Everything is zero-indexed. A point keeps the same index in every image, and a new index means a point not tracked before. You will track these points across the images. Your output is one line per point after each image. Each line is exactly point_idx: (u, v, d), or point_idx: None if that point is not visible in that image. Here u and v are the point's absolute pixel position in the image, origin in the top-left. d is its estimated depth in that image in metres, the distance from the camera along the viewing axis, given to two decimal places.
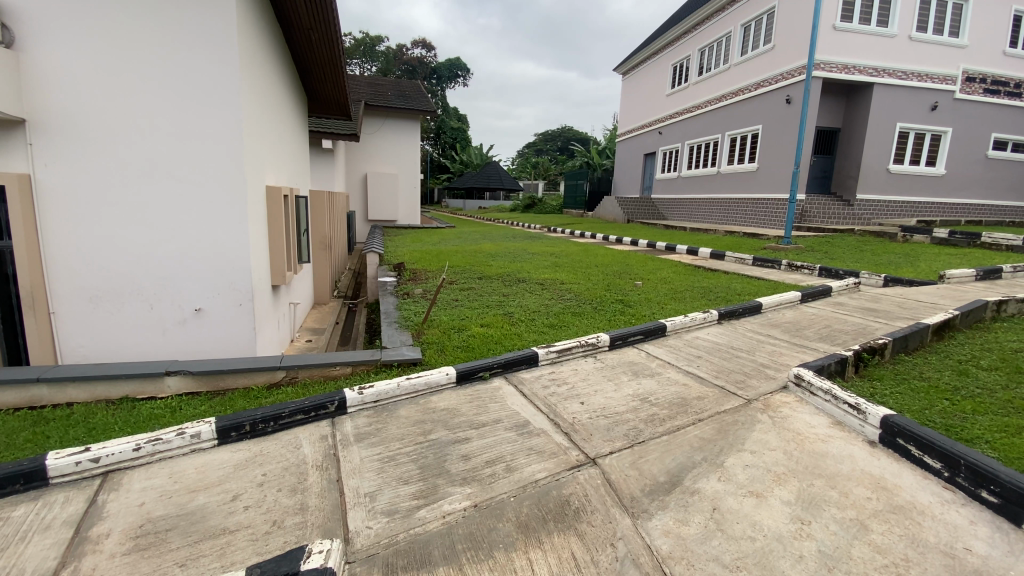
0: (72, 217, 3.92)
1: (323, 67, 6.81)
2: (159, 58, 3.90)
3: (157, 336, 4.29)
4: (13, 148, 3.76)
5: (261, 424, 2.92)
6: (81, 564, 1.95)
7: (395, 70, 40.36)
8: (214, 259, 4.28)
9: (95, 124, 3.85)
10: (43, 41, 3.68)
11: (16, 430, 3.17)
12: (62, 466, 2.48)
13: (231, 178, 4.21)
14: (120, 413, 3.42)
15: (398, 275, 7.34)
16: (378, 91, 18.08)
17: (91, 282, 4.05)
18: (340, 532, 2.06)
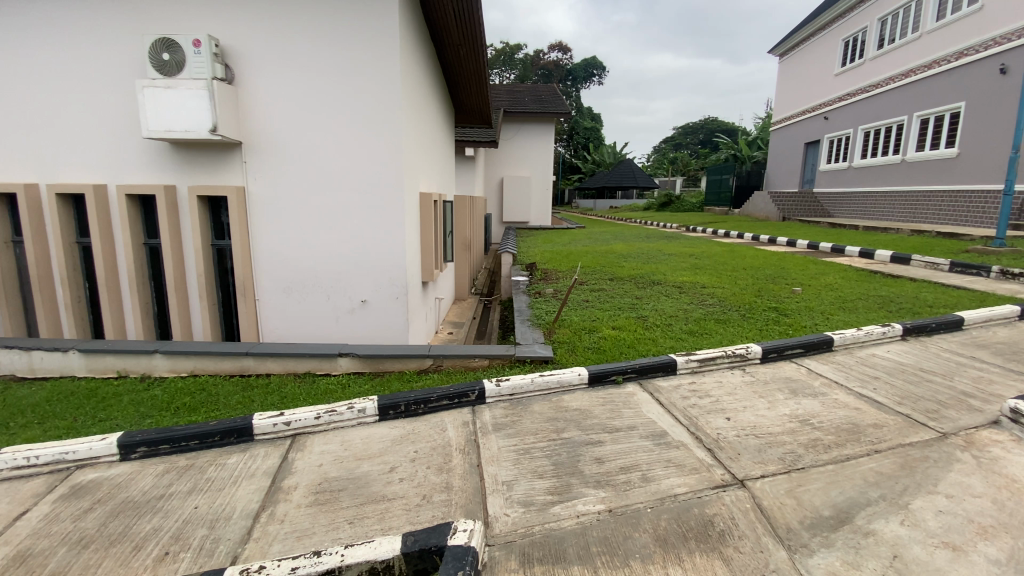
0: (272, 220, 4.74)
1: (469, 79, 7.28)
2: (339, 84, 4.54)
3: (332, 323, 4.99)
4: (233, 165, 4.66)
5: (413, 405, 3.24)
6: (276, 510, 2.36)
7: (532, 76, 41.56)
8: (378, 257, 4.85)
9: (291, 144, 4.62)
10: (256, 79, 4.53)
11: (232, 392, 3.95)
12: (264, 426, 3.03)
13: (391, 187, 4.73)
14: (304, 386, 4.06)
15: (530, 275, 7.55)
16: (516, 97, 18.78)
17: (285, 275, 4.87)
18: (481, 515, 2.18)
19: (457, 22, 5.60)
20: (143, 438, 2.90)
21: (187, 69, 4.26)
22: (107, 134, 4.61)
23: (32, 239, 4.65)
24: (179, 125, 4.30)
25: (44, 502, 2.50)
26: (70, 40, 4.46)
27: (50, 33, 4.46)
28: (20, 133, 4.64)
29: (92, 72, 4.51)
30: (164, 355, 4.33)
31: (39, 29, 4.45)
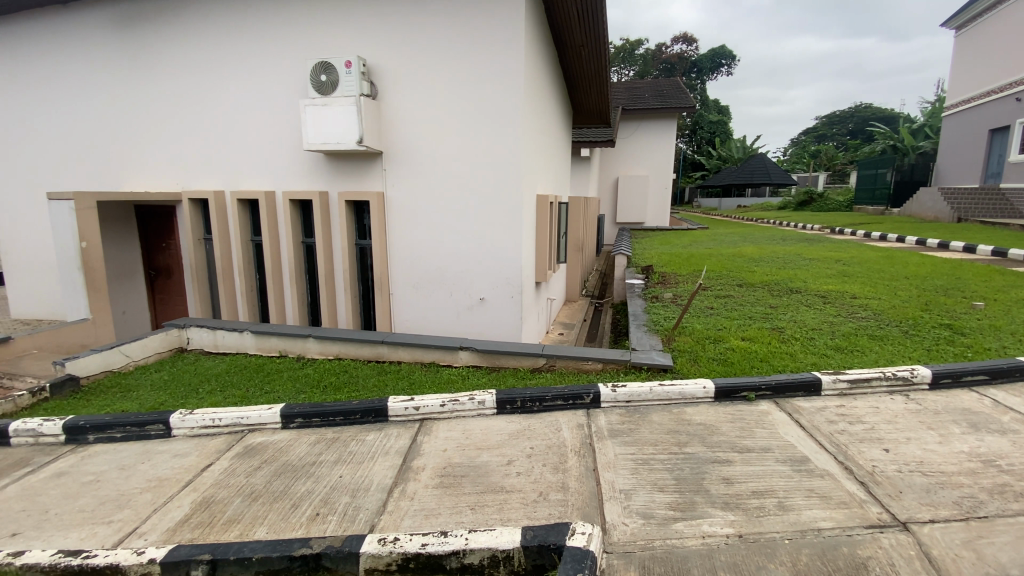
0: (406, 221, 5.18)
1: (589, 79, 7.25)
2: (467, 92, 4.82)
3: (454, 318, 5.30)
4: (375, 172, 5.18)
5: (529, 402, 3.33)
6: (407, 487, 2.58)
7: (653, 71, 40.00)
8: (497, 257, 5.05)
9: (424, 151, 5.01)
10: (396, 92, 4.99)
11: (368, 375, 4.40)
12: (396, 409, 3.33)
13: (512, 189, 4.89)
14: (429, 375, 4.38)
15: (646, 278, 7.30)
16: (636, 94, 18.24)
17: (415, 272, 5.29)
18: (598, 520, 2.17)
19: (579, 23, 5.61)
20: (300, 410, 3.35)
21: (340, 88, 4.81)
22: (277, 147, 5.38)
23: (220, 237, 5.58)
24: (331, 137, 4.87)
25: (225, 458, 3.00)
26: (252, 69, 5.27)
27: (238, 65, 5.30)
28: (213, 148, 5.58)
29: (267, 95, 5.29)
30: (315, 339, 4.95)
31: (229, 62, 5.33)
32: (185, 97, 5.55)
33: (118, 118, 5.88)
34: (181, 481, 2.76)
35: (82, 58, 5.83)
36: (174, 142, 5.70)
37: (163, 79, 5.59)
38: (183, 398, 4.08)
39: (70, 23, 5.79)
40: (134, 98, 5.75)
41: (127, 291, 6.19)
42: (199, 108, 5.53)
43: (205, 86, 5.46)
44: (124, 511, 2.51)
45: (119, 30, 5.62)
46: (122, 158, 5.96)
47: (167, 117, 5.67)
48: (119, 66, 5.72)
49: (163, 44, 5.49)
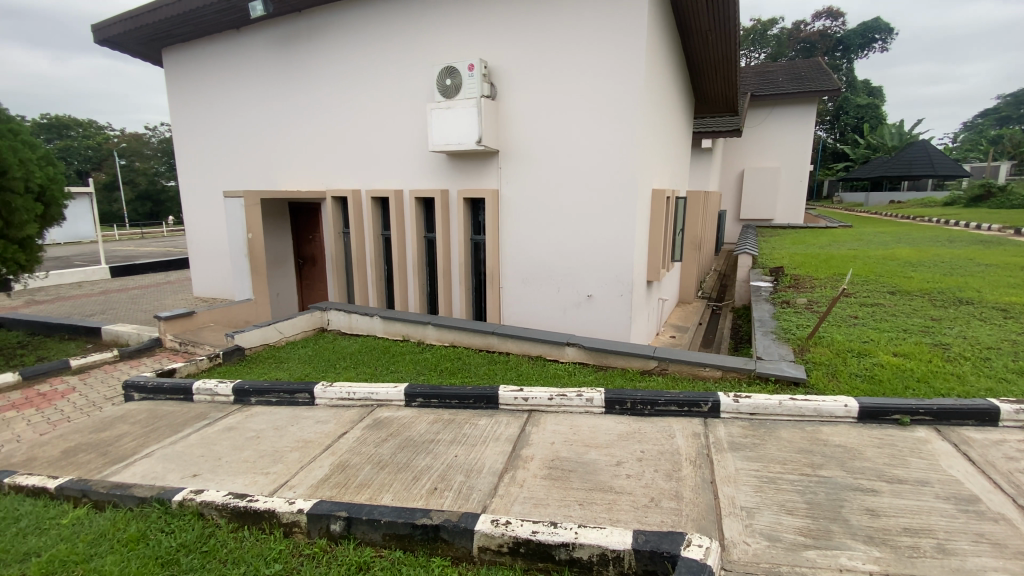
0: (519, 217, 5.33)
1: (716, 65, 6.78)
2: (583, 87, 4.80)
3: (561, 313, 5.33)
4: (491, 170, 5.40)
5: (641, 404, 3.24)
6: (517, 474, 2.66)
7: (788, 52, 36.20)
8: (607, 253, 4.96)
9: (538, 148, 5.10)
10: (513, 91, 5.14)
11: (479, 364, 4.61)
12: (507, 398, 3.45)
13: (625, 184, 4.77)
14: (537, 368, 4.45)
15: (774, 281, 6.69)
16: (768, 79, 16.68)
17: (525, 267, 5.42)
18: (715, 534, 2.06)
19: (707, 6, 5.28)
20: (420, 390, 3.61)
21: (463, 90, 5.07)
22: (406, 148, 5.83)
23: (356, 231, 6.19)
24: (453, 138, 5.15)
25: (357, 428, 3.34)
26: (387, 77, 5.77)
27: (375, 74, 5.84)
28: (352, 151, 6.21)
29: (399, 100, 5.75)
30: (434, 327, 5.30)
31: (368, 71, 5.88)
32: (331, 105, 6.25)
33: (278, 126, 6.79)
34: (322, 445, 3.13)
35: (253, 75, 6.84)
36: (321, 146, 6.45)
37: (315, 91, 6.35)
38: (323, 371, 4.63)
39: (245, 47, 6.82)
40: (292, 109, 6.60)
41: (281, 277, 7.16)
42: (342, 115, 6.19)
43: (348, 95, 6.09)
44: (278, 465, 2.91)
45: (282, 51, 6.49)
46: (281, 162, 6.88)
47: (316, 125, 6.43)
48: (281, 82, 6.61)
49: (316, 59, 6.23)
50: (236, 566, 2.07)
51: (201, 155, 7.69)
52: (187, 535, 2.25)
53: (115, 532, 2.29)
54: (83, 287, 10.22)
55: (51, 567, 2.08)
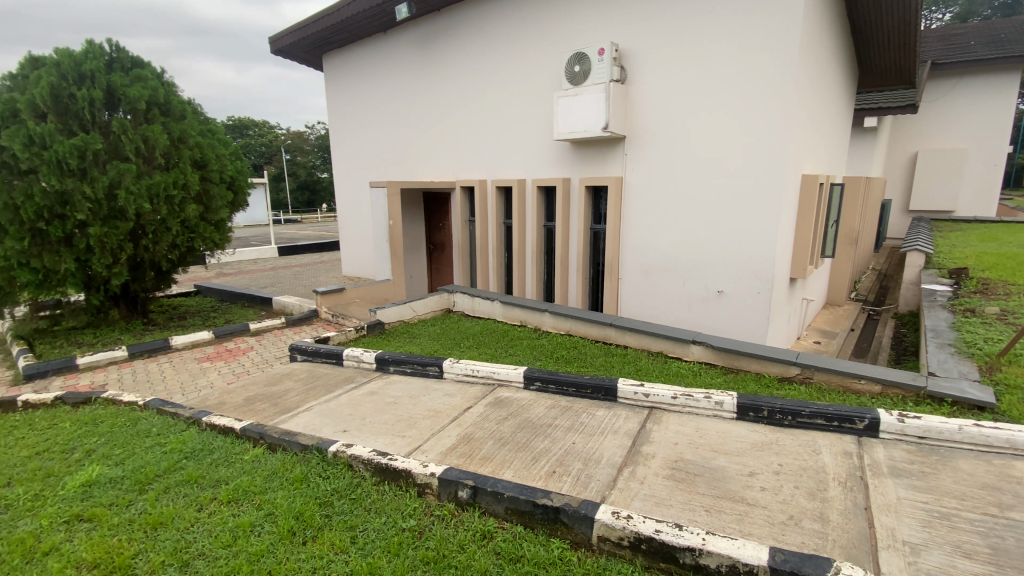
0: (646, 205, 5.13)
1: (891, 29, 5.82)
2: (724, 65, 4.45)
3: (686, 309, 5.05)
4: (617, 157, 5.26)
5: (779, 414, 2.95)
6: (637, 470, 2.60)
7: (987, 8, 29.79)
8: (742, 247, 4.58)
9: (669, 133, 4.86)
10: (644, 74, 4.94)
11: (597, 355, 4.57)
12: (627, 391, 3.37)
13: (768, 170, 4.34)
14: (658, 364, 4.28)
15: (955, 284, 5.62)
16: (956, 42, 13.93)
17: (648, 258, 5.22)
18: (869, 566, 1.82)
19: None
20: (539, 375, 3.68)
21: (591, 76, 5.00)
22: (533, 137, 5.92)
23: (481, 219, 6.44)
24: (580, 125, 5.09)
25: (481, 404, 3.52)
26: (518, 67, 5.90)
27: (507, 65, 6.01)
28: (482, 141, 6.48)
29: (528, 90, 5.85)
30: (551, 315, 5.36)
31: (499, 63, 6.09)
32: (465, 98, 6.57)
33: (417, 120, 7.33)
34: (449, 416, 3.35)
35: (397, 74, 7.46)
36: (453, 138, 6.83)
37: (450, 85, 6.73)
38: (448, 349, 4.95)
39: (391, 48, 7.45)
40: (430, 103, 7.08)
41: (414, 260, 7.76)
42: (475, 107, 6.48)
43: (481, 87, 6.36)
44: (412, 430, 3.18)
45: (423, 49, 6.98)
46: (417, 154, 7.44)
47: (451, 118, 6.82)
48: (421, 79, 7.12)
49: (453, 55, 6.60)
50: (378, 515, 2.32)
51: (352, 149, 8.61)
52: (339, 482, 2.57)
53: (284, 471, 2.70)
54: (259, 263, 12.12)
55: (239, 493, 2.52)
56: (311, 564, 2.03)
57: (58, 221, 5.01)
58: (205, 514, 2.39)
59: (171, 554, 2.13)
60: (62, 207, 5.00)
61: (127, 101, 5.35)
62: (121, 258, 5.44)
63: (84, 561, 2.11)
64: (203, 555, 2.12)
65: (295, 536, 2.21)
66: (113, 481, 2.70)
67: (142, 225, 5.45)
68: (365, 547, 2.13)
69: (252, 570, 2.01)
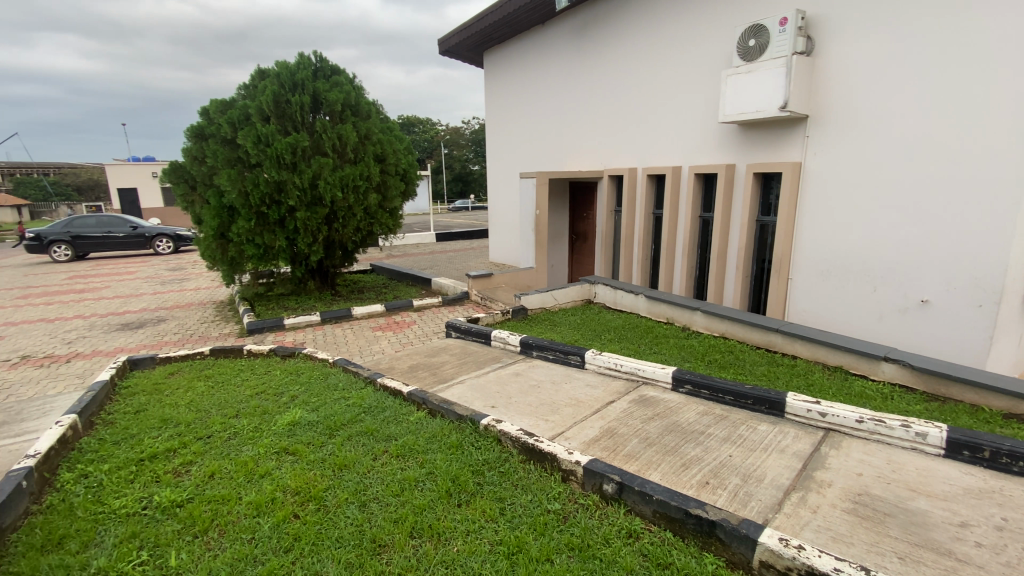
0: (830, 195, 4.45)
1: None
2: (950, 24, 3.66)
3: (874, 319, 4.30)
4: (794, 141, 4.65)
5: (1009, 459, 2.36)
6: (807, 496, 2.29)
7: None
8: (960, 248, 3.74)
9: (866, 110, 4.16)
10: (837, 43, 4.28)
11: (757, 362, 4.13)
12: (796, 407, 2.98)
13: (1008, 152, 3.47)
14: (835, 381, 3.72)
15: None
16: None
17: (827, 257, 4.55)
18: None
19: None
20: (691, 378, 3.45)
21: (769, 50, 4.47)
22: (694, 123, 5.53)
23: (630, 208, 6.23)
24: (752, 106, 4.60)
25: (625, 400, 3.42)
26: (682, 46, 5.55)
27: (670, 45, 5.69)
28: (636, 129, 6.26)
29: (692, 71, 5.48)
30: (703, 314, 4.98)
31: (661, 44, 5.80)
32: (621, 85, 6.40)
33: (570, 110, 7.36)
34: (593, 407, 3.32)
35: (552, 64, 7.57)
36: (606, 126, 6.71)
37: (606, 71, 6.61)
38: (591, 339, 4.91)
39: (548, 40, 7.57)
40: (584, 93, 7.05)
41: (558, 250, 7.85)
42: (631, 93, 6.28)
43: (639, 73, 6.14)
44: (555, 415, 3.23)
45: (580, 38, 6.96)
46: (568, 143, 7.48)
47: (605, 106, 6.71)
48: (576, 68, 7.12)
49: (611, 41, 6.47)
50: (525, 493, 2.40)
51: (505, 140, 8.99)
52: (489, 454, 2.72)
53: (442, 436, 2.95)
54: (419, 248, 13.44)
55: (405, 450, 2.82)
56: (465, 526, 2.18)
57: (275, 206, 6.07)
58: (378, 464, 2.73)
59: (353, 493, 2.46)
60: (278, 194, 6.04)
61: (327, 104, 6.28)
62: (318, 238, 6.43)
63: (290, 486, 2.55)
64: (377, 499, 2.42)
65: (451, 497, 2.39)
66: (311, 424, 3.22)
67: (335, 211, 6.37)
68: (513, 521, 2.21)
69: (416, 521, 2.23)
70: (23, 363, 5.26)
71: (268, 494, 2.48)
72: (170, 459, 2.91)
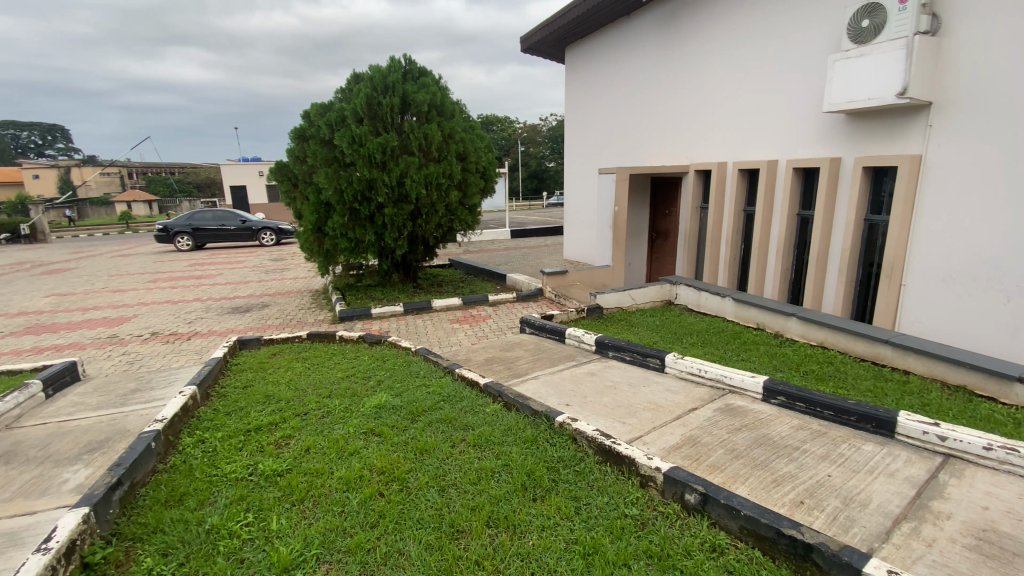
0: (954, 192, 3.93)
1: None
2: None
3: (1009, 334, 3.75)
4: (913, 131, 4.15)
5: None
6: (920, 528, 2.05)
7: None
8: None
9: (1006, 95, 3.61)
10: (970, 19, 3.75)
11: (861, 376, 3.76)
12: (908, 428, 2.68)
13: None
14: (957, 401, 3.29)
15: None
16: None
17: (950, 262, 4.02)
18: None
19: None
20: (784, 389, 3.21)
21: (885, 31, 4.03)
22: (794, 114, 5.14)
23: (717, 206, 5.91)
24: (864, 93, 4.18)
25: (709, 408, 3.26)
26: (783, 32, 5.17)
27: (769, 32, 5.32)
28: (727, 122, 5.93)
29: (794, 59, 5.09)
30: (799, 320, 4.61)
31: (758, 31, 5.44)
32: (711, 78, 6.09)
33: (654, 104, 7.12)
34: (674, 413, 3.19)
35: (637, 57, 7.36)
36: (694, 119, 6.41)
37: (695, 62, 6.32)
38: (671, 342, 4.72)
39: (633, 32, 7.37)
40: (670, 86, 6.79)
41: (637, 249, 7.63)
42: (722, 85, 5.96)
43: (731, 64, 5.82)
44: (633, 419, 3.14)
45: (668, 29, 6.71)
46: (651, 138, 7.24)
47: (693, 99, 6.42)
48: (663, 60, 6.87)
49: (701, 31, 6.17)
50: (601, 494, 2.36)
51: (584, 136, 8.88)
52: (565, 452, 2.71)
53: (518, 430, 2.98)
54: (495, 243, 13.67)
55: (482, 440, 2.89)
56: (540, 521, 2.19)
57: (366, 203, 6.44)
58: (457, 451, 2.81)
59: (433, 477, 2.57)
60: (368, 191, 6.40)
61: (414, 105, 6.56)
62: (404, 233, 6.75)
63: (376, 466, 2.71)
64: (455, 486, 2.50)
65: (527, 491, 2.41)
66: (395, 408, 3.40)
67: (419, 208, 6.64)
68: (589, 521, 2.19)
69: (492, 511, 2.28)
70: (153, 338, 6.03)
71: (357, 471, 2.65)
72: (272, 431, 3.20)
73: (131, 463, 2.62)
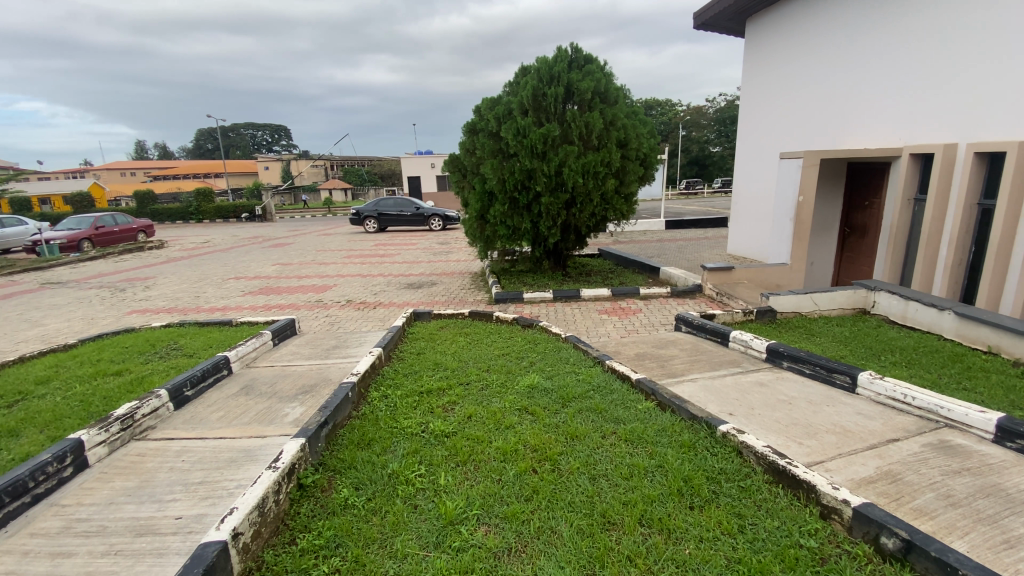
0: None
1: None
2: None
3: None
4: None
5: None
6: None
7: None
8: None
9: None
10: None
11: None
12: None
13: None
14: None
15: None
16: None
17: None
18: None
19: None
20: None
21: None
22: None
23: (939, 197, 4.80)
24: None
25: (914, 441, 2.73)
26: None
27: None
28: (963, 93, 4.82)
29: None
30: None
31: None
32: (942, 39, 5.01)
33: (858, 76, 6.09)
34: (865, 441, 2.75)
35: (835, 26, 6.39)
36: (913, 93, 5.35)
37: (917, 23, 5.26)
38: (864, 358, 4.05)
39: None
40: (880, 54, 5.76)
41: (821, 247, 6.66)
42: (958, 47, 4.85)
43: (973, 19, 4.71)
44: (812, 440, 2.79)
45: None
46: (851, 119, 6.23)
47: (916, 68, 5.31)
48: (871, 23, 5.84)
49: None
50: (770, 517, 2.16)
51: (762, 121, 8.02)
52: (727, 464, 2.53)
53: (673, 432, 2.87)
54: (649, 235, 13.17)
55: (634, 436, 2.85)
56: (698, 531, 2.09)
57: (525, 192, 6.71)
58: (608, 442, 2.82)
59: (584, 464, 2.61)
60: (528, 180, 6.64)
61: (578, 94, 6.59)
62: (558, 222, 6.89)
63: (529, 442, 2.86)
64: (606, 477, 2.51)
65: (683, 496, 2.32)
66: (548, 391, 3.53)
67: (575, 197, 6.69)
68: (755, 543, 2.02)
69: (645, 509, 2.24)
70: (348, 305, 7.17)
71: (513, 444, 2.83)
72: (439, 396, 3.58)
73: (334, 408, 3.16)
